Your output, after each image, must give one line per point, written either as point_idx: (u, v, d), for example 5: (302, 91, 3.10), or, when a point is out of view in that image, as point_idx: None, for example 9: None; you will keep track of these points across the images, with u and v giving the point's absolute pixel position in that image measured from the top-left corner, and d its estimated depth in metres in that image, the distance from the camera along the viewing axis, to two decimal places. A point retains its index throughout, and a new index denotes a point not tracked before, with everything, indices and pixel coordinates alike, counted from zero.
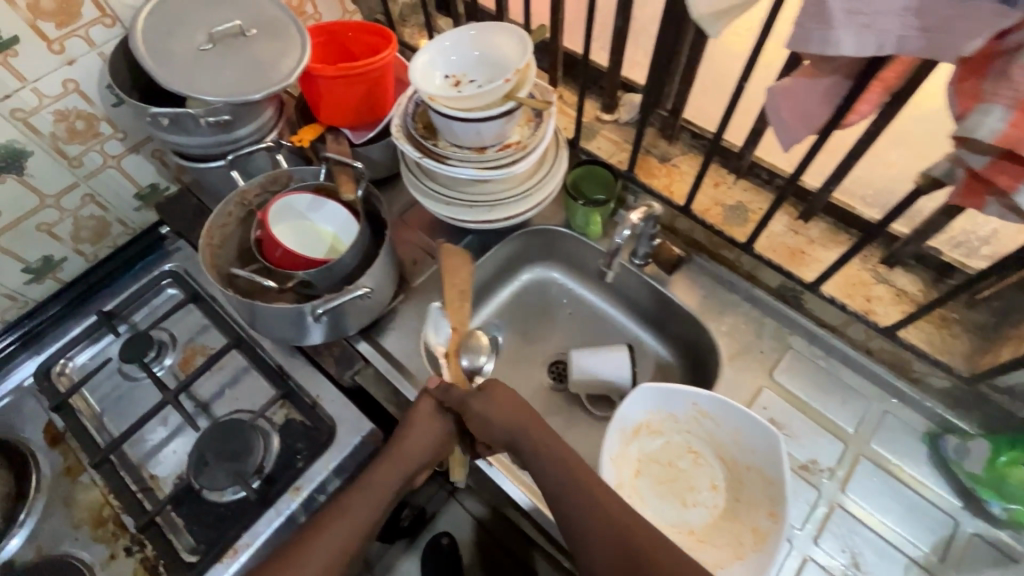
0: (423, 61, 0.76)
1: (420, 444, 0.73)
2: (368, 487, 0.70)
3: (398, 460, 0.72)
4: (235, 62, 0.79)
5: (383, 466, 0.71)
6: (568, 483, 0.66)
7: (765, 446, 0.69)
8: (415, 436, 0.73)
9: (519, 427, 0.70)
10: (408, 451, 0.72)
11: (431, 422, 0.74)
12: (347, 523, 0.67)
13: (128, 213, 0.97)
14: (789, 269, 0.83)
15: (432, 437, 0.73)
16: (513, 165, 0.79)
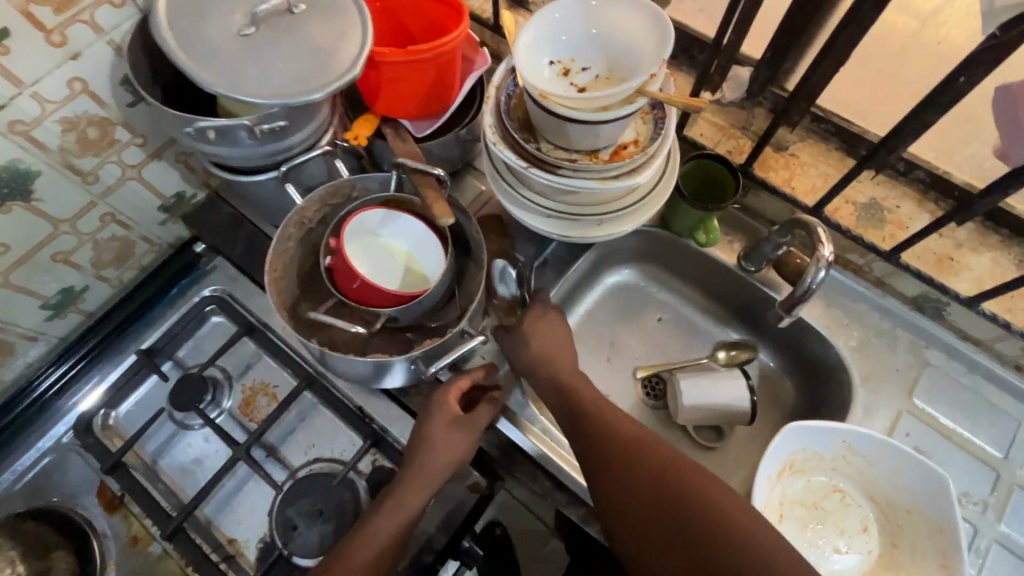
0: (528, 42, 0.61)
1: (440, 454, 0.64)
2: (395, 502, 0.63)
3: (422, 473, 0.64)
4: (287, 50, 0.63)
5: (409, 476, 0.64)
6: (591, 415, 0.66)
7: (933, 492, 0.63)
8: (432, 446, 0.64)
9: (542, 359, 0.70)
10: (433, 467, 0.64)
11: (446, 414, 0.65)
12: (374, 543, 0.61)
13: (153, 228, 0.83)
14: (937, 279, 0.73)
15: (452, 435, 0.64)
16: (635, 173, 0.65)
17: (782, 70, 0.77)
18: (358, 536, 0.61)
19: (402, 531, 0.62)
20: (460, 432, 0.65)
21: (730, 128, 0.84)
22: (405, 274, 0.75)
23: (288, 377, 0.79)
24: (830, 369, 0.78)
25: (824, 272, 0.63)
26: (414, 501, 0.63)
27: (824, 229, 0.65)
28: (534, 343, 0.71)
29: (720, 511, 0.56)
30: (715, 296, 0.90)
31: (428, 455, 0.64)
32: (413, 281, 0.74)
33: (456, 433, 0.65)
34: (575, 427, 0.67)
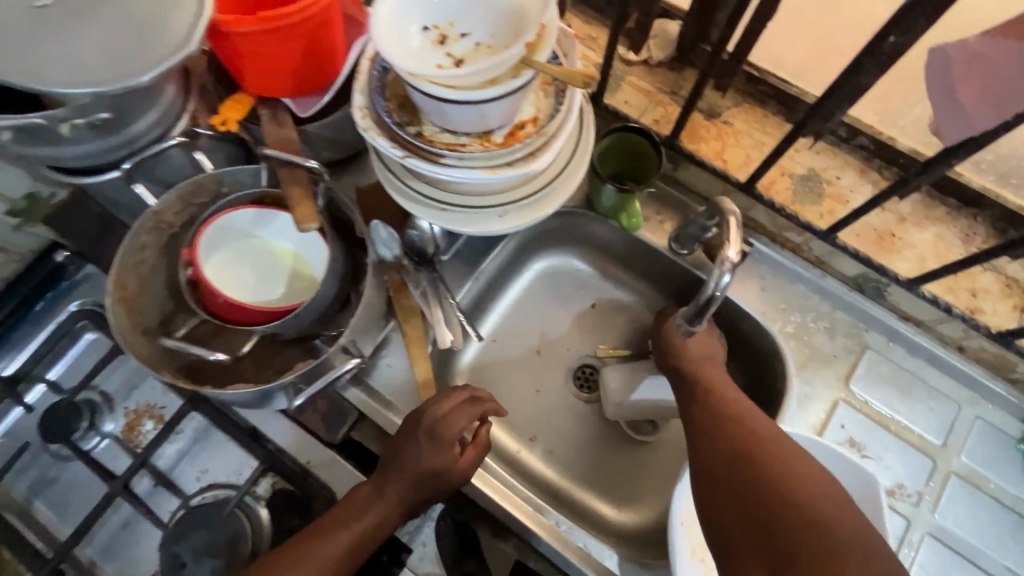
0: (388, 9, 0.52)
1: (438, 481, 0.60)
2: (361, 521, 0.58)
3: (387, 505, 0.59)
4: (97, 23, 0.51)
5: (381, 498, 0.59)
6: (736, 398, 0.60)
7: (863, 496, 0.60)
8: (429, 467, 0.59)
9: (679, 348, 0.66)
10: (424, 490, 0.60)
11: (439, 453, 0.60)
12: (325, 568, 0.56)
13: (4, 235, 0.72)
14: (876, 258, 0.67)
15: (434, 478, 0.60)
16: (532, 158, 0.56)
17: (709, 25, 0.68)
18: (316, 548, 0.56)
19: (358, 554, 0.58)
20: (443, 477, 0.60)
21: (658, 92, 0.74)
22: (289, 278, 0.66)
23: (175, 397, 0.72)
24: (766, 357, 0.73)
25: (728, 278, 0.56)
26: (371, 527, 0.58)
27: (738, 226, 0.56)
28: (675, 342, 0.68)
29: (798, 469, 0.52)
30: (652, 281, 0.82)
31: (407, 486, 0.59)
32: (298, 283, 0.66)
33: (446, 475, 0.60)
34: (689, 409, 0.63)
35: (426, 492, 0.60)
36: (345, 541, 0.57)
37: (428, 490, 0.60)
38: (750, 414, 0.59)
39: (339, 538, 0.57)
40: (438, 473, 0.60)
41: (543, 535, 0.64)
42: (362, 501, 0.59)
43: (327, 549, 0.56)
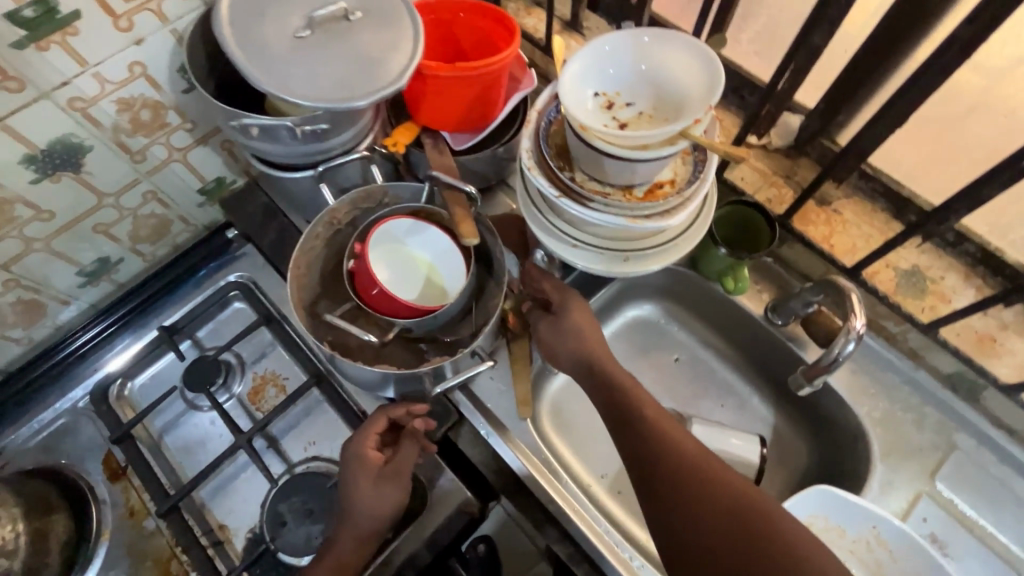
0: (574, 74, 0.61)
1: (368, 492, 0.64)
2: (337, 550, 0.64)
3: (354, 536, 0.64)
4: (338, 57, 0.64)
5: (342, 535, 0.64)
6: (643, 418, 0.62)
7: None
8: (359, 485, 0.65)
9: (587, 357, 0.68)
10: (365, 506, 0.64)
11: (371, 470, 0.65)
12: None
13: (191, 209, 0.85)
14: (975, 358, 0.70)
15: (375, 495, 0.64)
16: (668, 215, 0.64)
17: (834, 124, 0.75)
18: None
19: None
20: (385, 495, 0.65)
21: (773, 175, 0.80)
22: (424, 287, 0.73)
23: (298, 371, 0.80)
24: (850, 438, 0.75)
25: (853, 344, 0.62)
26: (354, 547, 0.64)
27: (861, 300, 0.63)
28: (588, 339, 0.68)
29: (739, 489, 0.56)
30: (740, 347, 0.87)
31: (351, 515, 0.64)
32: (430, 292, 0.73)
33: (388, 488, 0.65)
34: (627, 423, 0.63)
35: (378, 509, 0.64)
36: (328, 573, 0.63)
37: (379, 507, 0.64)
38: (667, 429, 0.61)
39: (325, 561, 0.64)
40: (382, 490, 0.65)
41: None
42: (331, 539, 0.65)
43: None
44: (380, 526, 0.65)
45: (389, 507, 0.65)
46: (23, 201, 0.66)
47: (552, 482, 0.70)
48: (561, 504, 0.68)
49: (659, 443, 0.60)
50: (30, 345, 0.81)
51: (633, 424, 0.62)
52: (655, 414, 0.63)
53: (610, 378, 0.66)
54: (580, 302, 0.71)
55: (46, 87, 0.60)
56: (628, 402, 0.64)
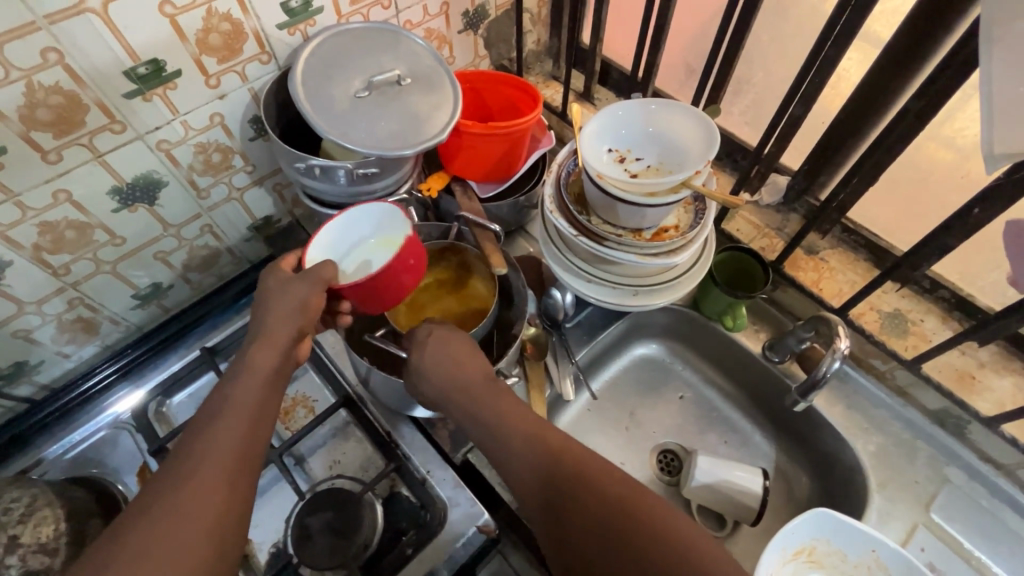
0: (591, 132, 0.71)
1: (281, 293, 0.62)
2: (257, 377, 0.58)
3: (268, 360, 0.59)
4: (391, 114, 0.75)
5: (254, 364, 0.58)
6: (477, 401, 0.64)
7: None
8: (276, 288, 0.62)
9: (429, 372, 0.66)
10: (283, 311, 0.61)
11: (281, 281, 0.63)
12: (237, 419, 0.54)
13: (239, 243, 0.94)
14: (958, 395, 0.76)
15: (297, 308, 0.61)
16: (673, 254, 0.72)
17: (816, 183, 0.85)
18: (225, 402, 0.55)
19: (267, 391, 0.57)
20: (303, 300, 0.61)
21: (766, 227, 0.90)
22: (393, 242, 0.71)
23: (328, 395, 0.86)
24: (847, 471, 0.79)
25: (839, 363, 0.70)
26: (274, 370, 0.59)
27: (841, 323, 0.72)
28: (435, 358, 0.66)
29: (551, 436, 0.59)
30: (741, 385, 0.92)
31: (265, 324, 0.61)
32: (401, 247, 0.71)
33: (305, 290, 0.61)
34: (471, 408, 0.64)
35: (302, 322, 0.61)
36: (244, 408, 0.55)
37: (306, 317, 0.61)
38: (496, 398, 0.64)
39: (244, 378, 0.57)
40: (306, 299, 0.61)
41: None
42: (239, 366, 0.59)
43: (241, 414, 0.54)
44: (299, 328, 0.61)
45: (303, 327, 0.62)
46: (102, 226, 0.75)
47: None
48: None
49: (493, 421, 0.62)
50: (78, 362, 0.87)
51: (473, 414, 0.64)
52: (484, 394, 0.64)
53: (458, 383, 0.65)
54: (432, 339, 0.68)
55: (142, 130, 0.70)
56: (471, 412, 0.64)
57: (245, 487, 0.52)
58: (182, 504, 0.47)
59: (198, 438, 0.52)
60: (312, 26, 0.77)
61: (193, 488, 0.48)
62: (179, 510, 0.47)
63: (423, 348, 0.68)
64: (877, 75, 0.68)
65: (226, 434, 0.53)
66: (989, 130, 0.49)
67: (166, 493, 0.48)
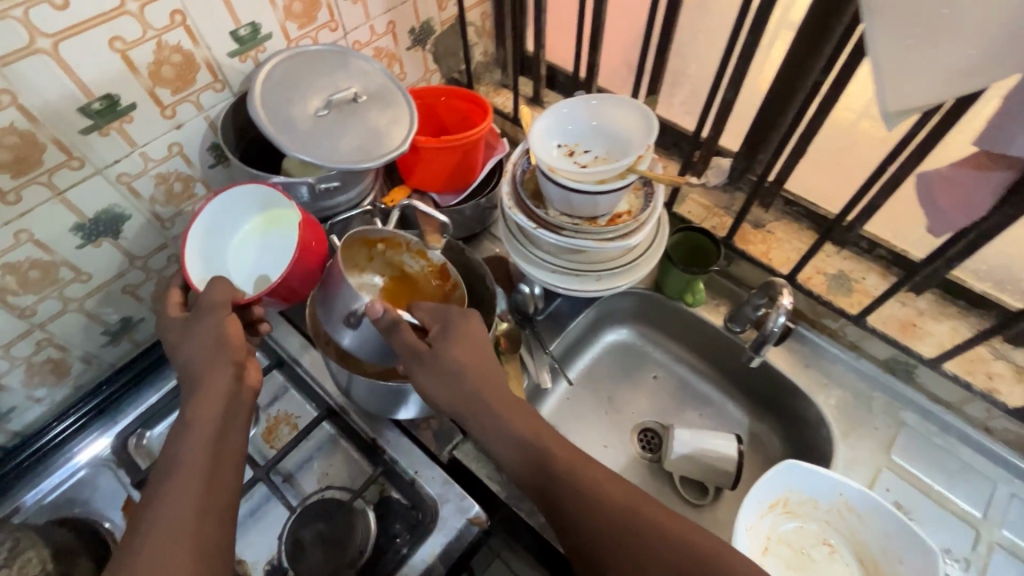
0: (540, 129, 0.76)
1: (204, 335, 0.63)
2: (203, 421, 0.59)
3: (208, 405, 0.59)
4: (350, 130, 0.78)
5: (192, 414, 0.59)
6: (511, 423, 0.63)
7: (921, 564, 0.66)
8: (195, 333, 0.63)
9: (466, 375, 0.64)
10: (207, 355, 0.62)
11: (187, 324, 0.64)
12: (187, 472, 0.55)
13: None
14: (903, 343, 0.80)
15: (217, 345, 0.62)
16: (627, 237, 0.77)
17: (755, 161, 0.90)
18: (171, 459, 0.57)
19: (214, 433, 0.59)
20: (220, 333, 0.63)
21: (715, 208, 0.96)
22: (277, 223, 0.77)
23: (310, 409, 0.87)
24: (813, 426, 0.84)
25: (784, 317, 0.75)
26: (217, 410, 0.60)
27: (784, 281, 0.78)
28: (468, 366, 0.64)
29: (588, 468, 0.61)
30: (709, 359, 0.97)
31: (195, 367, 0.62)
32: (280, 217, 0.77)
33: (218, 325, 0.63)
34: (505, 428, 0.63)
35: (231, 354, 0.62)
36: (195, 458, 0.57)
37: (230, 349, 0.63)
38: (529, 422, 0.64)
39: (184, 432, 0.58)
40: (222, 332, 0.63)
41: None
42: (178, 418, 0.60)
43: (189, 465, 0.56)
44: (226, 359, 0.62)
45: (236, 361, 0.62)
46: (67, 263, 0.75)
47: None
48: None
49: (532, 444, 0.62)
50: (50, 405, 0.86)
51: (506, 434, 0.63)
52: (512, 416, 0.64)
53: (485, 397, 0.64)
54: (462, 333, 0.66)
55: (101, 165, 0.71)
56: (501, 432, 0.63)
57: (213, 531, 0.54)
58: (152, 566, 0.49)
59: (151, 500, 0.54)
60: (263, 53, 0.80)
61: (161, 548, 0.50)
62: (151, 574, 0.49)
63: (449, 346, 0.65)
64: (795, 55, 0.74)
65: (176, 489, 0.54)
66: (882, 93, 0.52)
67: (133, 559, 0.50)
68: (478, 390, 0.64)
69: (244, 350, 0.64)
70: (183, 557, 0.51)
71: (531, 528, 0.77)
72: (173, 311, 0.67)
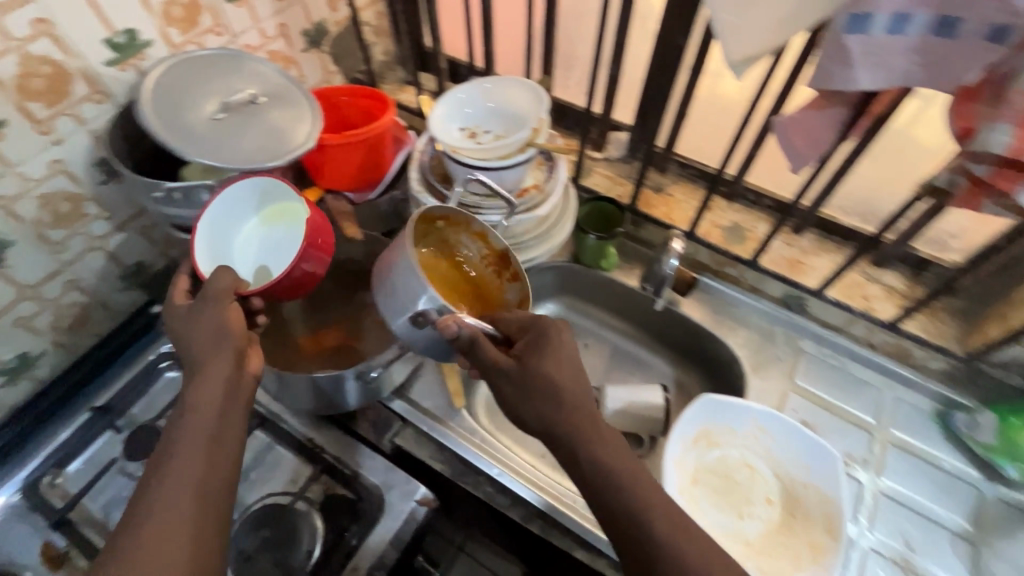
0: (439, 114, 0.79)
1: (207, 326, 0.60)
2: (206, 411, 0.56)
3: (208, 393, 0.56)
4: (252, 131, 0.77)
5: (194, 403, 0.56)
6: (605, 448, 0.56)
7: (826, 466, 0.74)
8: (205, 319, 0.61)
9: (552, 395, 0.57)
10: (208, 341, 0.60)
11: (191, 311, 0.62)
12: (186, 471, 0.52)
13: (112, 294, 0.89)
14: (793, 279, 0.89)
15: (218, 333, 0.60)
16: (534, 209, 0.81)
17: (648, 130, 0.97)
18: (170, 455, 0.53)
19: (217, 431, 0.55)
20: (220, 320, 0.60)
21: (619, 178, 1.02)
22: (279, 218, 0.80)
23: None
24: (727, 366, 0.92)
25: (676, 261, 0.84)
26: (217, 406, 0.56)
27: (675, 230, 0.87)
28: (556, 383, 0.58)
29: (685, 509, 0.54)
30: (633, 320, 1.02)
31: (199, 352, 0.59)
32: (282, 213, 0.80)
33: (220, 311, 0.61)
34: (591, 459, 0.56)
35: (234, 343, 0.60)
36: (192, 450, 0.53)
37: (229, 339, 0.60)
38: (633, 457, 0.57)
39: (188, 430, 0.54)
40: (223, 319, 0.61)
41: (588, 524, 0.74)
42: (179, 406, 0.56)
43: (186, 463, 0.52)
44: (231, 344, 0.60)
45: (237, 349, 0.60)
46: None
47: (498, 456, 0.79)
48: (544, 498, 0.75)
49: (622, 478, 0.55)
50: None
51: (599, 464, 0.55)
52: (607, 444, 0.56)
53: (572, 424, 0.57)
54: (542, 350, 0.59)
55: None
56: (595, 464, 0.55)
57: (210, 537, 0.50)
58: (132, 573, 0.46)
59: (143, 498, 0.50)
60: (145, 60, 0.77)
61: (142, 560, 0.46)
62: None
63: (537, 360, 0.58)
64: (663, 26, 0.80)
65: (171, 489, 0.51)
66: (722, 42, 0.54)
67: (116, 558, 0.46)
68: (569, 413, 0.57)
69: (246, 337, 0.62)
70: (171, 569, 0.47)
71: (480, 500, 0.79)
72: (180, 298, 0.66)
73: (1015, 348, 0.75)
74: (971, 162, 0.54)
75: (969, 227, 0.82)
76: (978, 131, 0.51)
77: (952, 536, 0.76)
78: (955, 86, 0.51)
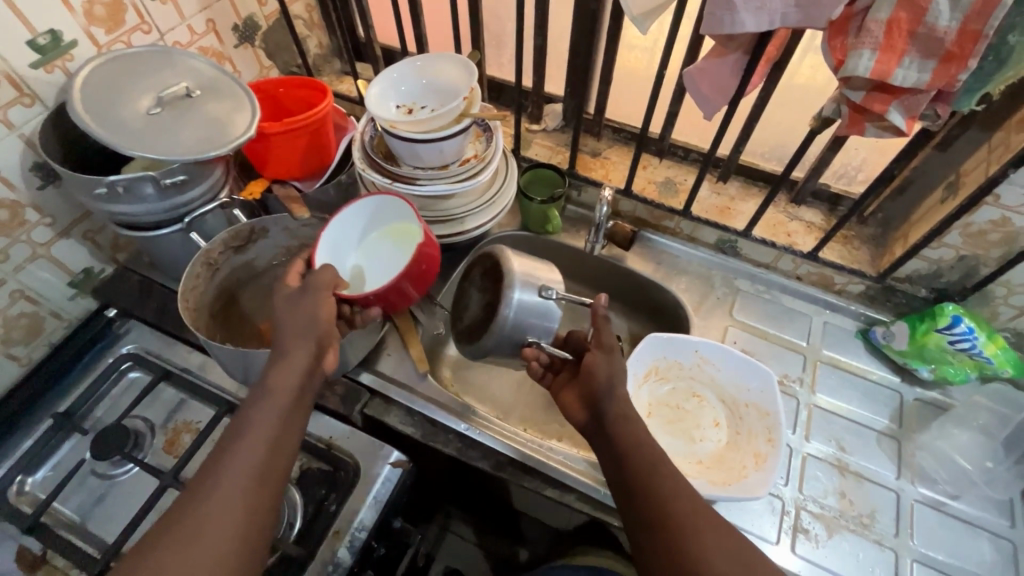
0: (375, 93, 0.82)
1: (295, 315, 0.67)
2: (281, 389, 0.61)
3: (286, 379, 0.62)
4: (190, 123, 0.78)
5: (275, 380, 0.62)
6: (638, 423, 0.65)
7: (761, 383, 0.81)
8: (297, 309, 0.67)
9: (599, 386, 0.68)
10: (295, 326, 0.66)
11: (293, 297, 0.69)
12: (260, 439, 0.58)
13: (63, 303, 0.89)
14: (722, 223, 0.96)
15: (310, 323, 0.66)
16: (476, 175, 0.85)
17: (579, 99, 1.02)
18: (248, 423, 0.59)
19: (291, 410, 0.61)
20: (314, 312, 0.67)
21: (558, 147, 1.07)
22: (393, 237, 0.85)
23: (210, 411, 0.84)
24: (672, 311, 0.98)
25: (606, 208, 0.90)
26: (293, 390, 0.62)
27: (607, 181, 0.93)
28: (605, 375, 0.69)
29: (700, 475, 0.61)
30: (584, 280, 1.07)
31: (287, 334, 0.65)
32: (399, 232, 0.85)
33: (316, 304, 0.67)
34: (613, 430, 0.65)
35: (318, 336, 0.66)
36: (267, 433, 0.58)
37: (320, 331, 0.66)
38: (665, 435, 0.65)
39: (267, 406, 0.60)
40: (317, 312, 0.67)
41: (557, 463, 0.80)
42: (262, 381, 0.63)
43: (261, 435, 0.58)
44: (317, 337, 0.66)
45: (318, 344, 0.65)
46: None
47: (468, 415, 0.84)
48: (511, 444, 0.81)
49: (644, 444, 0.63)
50: None
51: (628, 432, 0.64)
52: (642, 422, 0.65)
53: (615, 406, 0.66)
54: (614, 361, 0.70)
55: None
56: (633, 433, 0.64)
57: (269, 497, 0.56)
58: (201, 521, 0.51)
59: (220, 457, 0.56)
60: (71, 61, 0.77)
61: (211, 512, 0.52)
62: (202, 528, 0.51)
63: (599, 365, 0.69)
64: None
65: (242, 455, 0.56)
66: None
67: (193, 507, 0.52)
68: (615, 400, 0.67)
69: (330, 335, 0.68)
70: (235, 523, 0.52)
71: (453, 458, 0.83)
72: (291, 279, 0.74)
73: (916, 262, 0.84)
74: (849, 90, 0.61)
75: (868, 159, 0.90)
76: (849, 59, 0.57)
77: (878, 435, 0.84)
78: (825, 21, 0.56)
